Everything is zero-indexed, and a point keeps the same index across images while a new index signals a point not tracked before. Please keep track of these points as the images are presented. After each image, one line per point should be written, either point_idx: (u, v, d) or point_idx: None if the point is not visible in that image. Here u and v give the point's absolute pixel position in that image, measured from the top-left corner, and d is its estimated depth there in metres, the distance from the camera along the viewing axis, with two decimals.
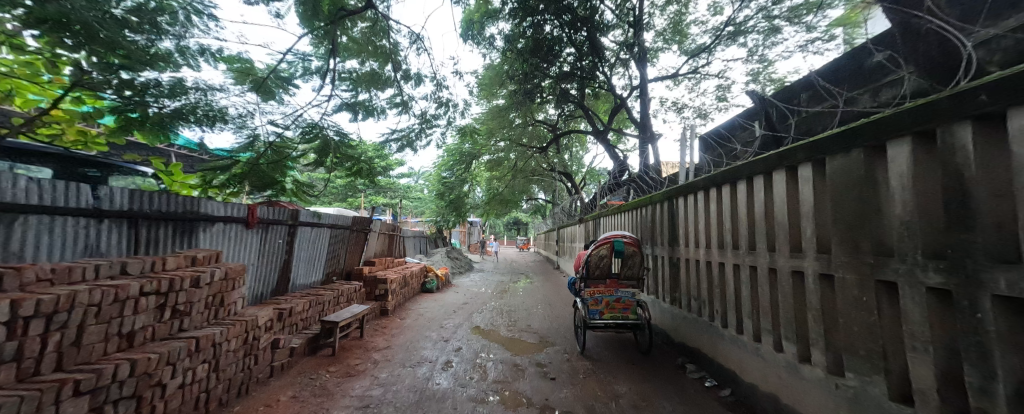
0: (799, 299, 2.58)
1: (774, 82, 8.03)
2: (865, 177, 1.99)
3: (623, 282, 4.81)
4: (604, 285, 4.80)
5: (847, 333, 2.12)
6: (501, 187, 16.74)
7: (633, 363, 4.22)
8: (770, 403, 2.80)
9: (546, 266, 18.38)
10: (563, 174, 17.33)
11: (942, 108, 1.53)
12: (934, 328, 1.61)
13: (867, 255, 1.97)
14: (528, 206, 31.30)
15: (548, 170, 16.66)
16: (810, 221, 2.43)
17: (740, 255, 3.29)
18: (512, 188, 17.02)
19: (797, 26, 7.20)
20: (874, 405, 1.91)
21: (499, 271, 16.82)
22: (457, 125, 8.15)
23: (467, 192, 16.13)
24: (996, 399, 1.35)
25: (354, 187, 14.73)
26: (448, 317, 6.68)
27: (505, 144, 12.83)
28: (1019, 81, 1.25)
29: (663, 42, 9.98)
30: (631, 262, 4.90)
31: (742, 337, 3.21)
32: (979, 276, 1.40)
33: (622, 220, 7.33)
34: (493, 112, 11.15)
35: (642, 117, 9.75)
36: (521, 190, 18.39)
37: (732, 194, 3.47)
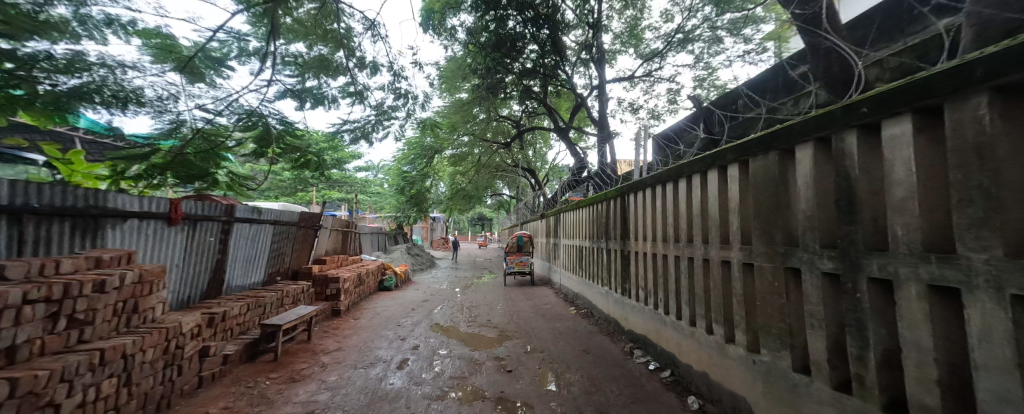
0: (726, 286, 2.87)
1: (717, 88, 8.73)
2: (779, 176, 2.26)
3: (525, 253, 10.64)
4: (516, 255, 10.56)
5: (764, 315, 2.38)
6: (464, 182, 16.55)
7: (586, 351, 4.44)
8: (702, 379, 3.10)
9: None
10: (526, 170, 17.55)
11: (836, 117, 1.77)
12: (826, 307, 1.88)
13: (780, 245, 2.23)
14: (493, 200, 31.31)
15: (512, 166, 16.79)
16: (736, 216, 2.70)
17: (680, 247, 3.57)
18: (476, 184, 16.94)
19: (737, 37, 7.86)
20: (782, 375, 2.19)
21: (463, 267, 16.81)
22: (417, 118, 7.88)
23: (429, 186, 15.78)
24: (869, 364, 1.62)
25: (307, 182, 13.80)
26: (406, 315, 6.53)
27: (468, 139, 12.68)
28: (888, 97, 1.48)
29: (620, 45, 10.40)
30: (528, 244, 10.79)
31: (680, 323, 3.52)
32: (859, 262, 1.65)
33: (580, 215, 7.61)
34: (456, 106, 11.01)
35: (601, 115, 10.12)
36: (485, 186, 18.37)
37: (673, 191, 3.76)
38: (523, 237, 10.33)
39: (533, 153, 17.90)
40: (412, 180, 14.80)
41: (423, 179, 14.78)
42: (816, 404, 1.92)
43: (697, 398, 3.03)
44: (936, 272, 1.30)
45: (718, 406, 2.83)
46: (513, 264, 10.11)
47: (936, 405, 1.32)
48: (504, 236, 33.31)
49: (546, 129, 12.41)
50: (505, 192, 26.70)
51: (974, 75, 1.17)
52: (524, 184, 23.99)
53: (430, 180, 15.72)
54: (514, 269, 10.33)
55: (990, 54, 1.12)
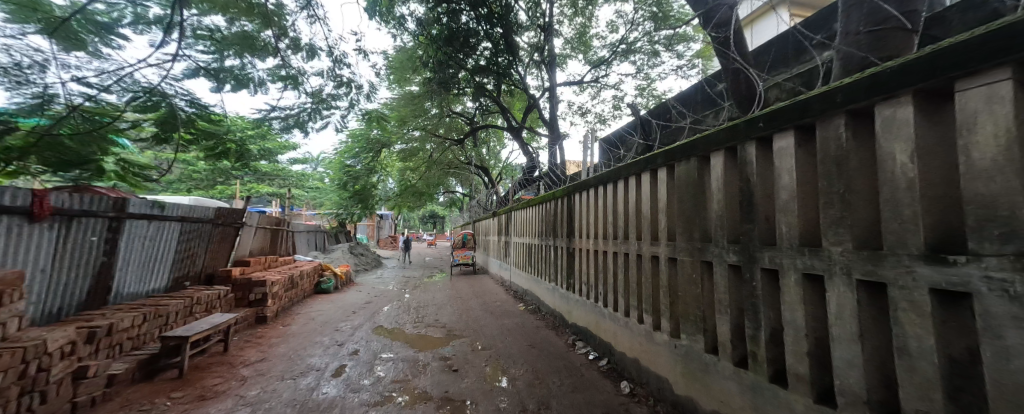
0: (654, 279, 3.14)
1: (654, 98, 9.49)
2: (697, 180, 2.53)
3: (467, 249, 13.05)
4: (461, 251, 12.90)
5: (683, 303, 2.65)
6: (413, 179, 15.90)
7: (532, 346, 4.55)
8: (633, 364, 3.37)
9: None
10: (478, 169, 17.45)
11: (741, 129, 2.03)
12: (731, 295, 2.15)
13: (697, 241, 2.50)
14: (446, 198, 30.67)
15: (465, 163, 16.51)
16: (664, 215, 2.97)
17: (617, 244, 3.84)
18: (426, 181, 16.38)
19: (672, 52, 8.59)
20: (696, 356, 2.46)
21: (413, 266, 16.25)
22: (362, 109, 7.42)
23: (376, 182, 14.62)
24: (760, 341, 1.88)
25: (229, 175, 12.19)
26: (346, 318, 6.11)
27: (419, 133, 12.20)
28: (780, 113, 1.73)
29: (570, 50, 10.78)
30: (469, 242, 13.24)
31: (617, 314, 3.77)
32: (756, 255, 1.92)
33: (531, 213, 7.76)
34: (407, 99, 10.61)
35: (552, 116, 10.40)
36: (437, 183, 17.92)
37: (614, 191, 4.01)
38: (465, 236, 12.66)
39: (487, 152, 17.87)
40: (358, 175, 13.59)
41: (371, 174, 13.64)
42: (722, 379, 2.19)
43: (630, 383, 3.27)
44: (809, 261, 1.56)
45: (646, 388, 3.10)
46: (458, 257, 12.37)
47: (806, 373, 1.59)
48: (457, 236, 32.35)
49: (500, 127, 12.34)
50: (458, 190, 26.24)
51: (839, 101, 1.41)
52: (477, 181, 23.74)
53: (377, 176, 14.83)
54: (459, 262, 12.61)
55: (850, 84, 1.35)
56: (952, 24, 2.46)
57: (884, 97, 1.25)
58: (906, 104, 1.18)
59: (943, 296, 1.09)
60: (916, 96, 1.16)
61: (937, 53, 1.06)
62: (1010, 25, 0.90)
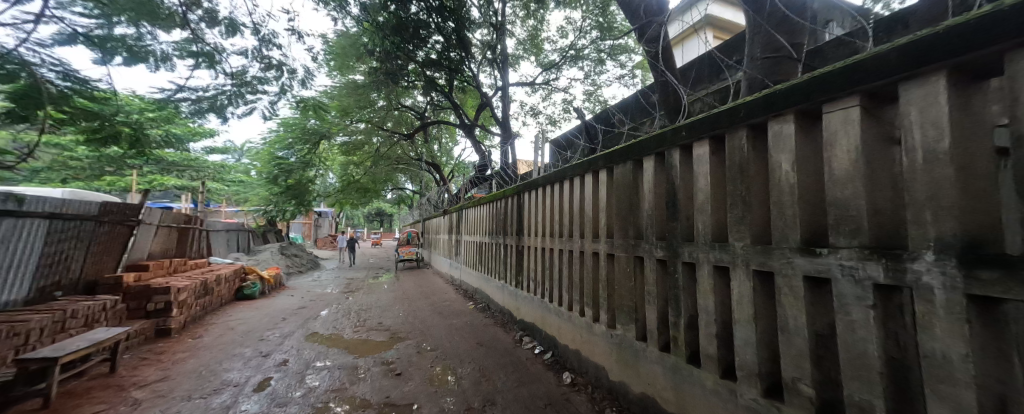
0: (594, 274, 3.32)
1: (600, 104, 10.01)
2: (632, 181, 2.73)
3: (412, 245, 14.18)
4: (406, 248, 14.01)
5: (619, 296, 2.85)
6: (357, 174, 14.90)
7: (480, 344, 4.55)
8: (575, 355, 3.54)
9: None
10: (429, 166, 16.90)
11: (667, 136, 2.24)
12: (658, 286, 2.37)
13: (631, 238, 2.70)
14: (394, 196, 29.30)
15: (415, 160, 15.89)
16: (604, 214, 3.16)
17: (563, 241, 4.00)
18: (374, 177, 15.16)
19: (616, 62, 9.13)
20: (629, 344, 2.66)
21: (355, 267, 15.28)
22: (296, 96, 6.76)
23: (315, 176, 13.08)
24: (681, 327, 2.10)
25: (124, 165, 10.30)
26: (275, 326, 5.53)
27: (364, 126, 11.47)
28: (699, 124, 1.94)
29: (522, 51, 10.92)
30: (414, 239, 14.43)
31: (561, 309, 3.93)
32: (678, 250, 2.13)
33: (481, 212, 7.73)
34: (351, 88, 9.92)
35: (504, 115, 10.44)
36: (384, 180, 17.02)
37: (560, 191, 4.17)
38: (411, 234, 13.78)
39: (438, 148, 17.40)
40: (292, 169, 11.99)
41: (309, 168, 12.34)
42: (649, 363, 2.40)
43: (571, 374, 3.44)
44: (718, 255, 1.78)
45: (585, 377, 3.29)
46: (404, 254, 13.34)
47: (714, 352, 1.81)
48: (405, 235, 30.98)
49: (452, 124, 11.98)
50: (406, 187, 25.10)
51: (741, 116, 1.63)
52: (428, 179, 23.03)
53: (316, 170, 13.45)
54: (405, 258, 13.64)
55: (749, 101, 1.57)
56: (828, 57, 2.98)
57: (774, 115, 1.47)
58: (789, 121, 1.40)
59: (812, 282, 1.33)
60: (796, 115, 1.38)
61: (813, 80, 1.28)
62: (867, 61, 1.12)
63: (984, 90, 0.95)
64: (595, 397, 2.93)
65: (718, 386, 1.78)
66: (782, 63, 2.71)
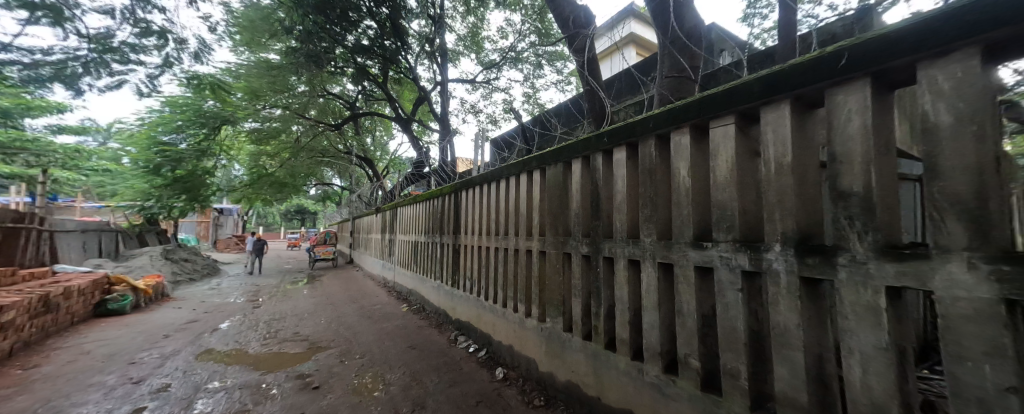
0: (527, 271, 3.42)
1: (538, 107, 10.30)
2: (562, 182, 2.89)
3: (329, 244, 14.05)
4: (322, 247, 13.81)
5: (549, 291, 2.99)
6: (271, 167, 13.12)
7: (412, 347, 4.38)
8: (507, 351, 3.62)
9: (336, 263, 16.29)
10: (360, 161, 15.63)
11: (592, 141, 2.42)
12: (582, 280, 2.54)
13: (561, 235, 2.85)
14: (319, 192, 26.55)
15: (344, 153, 14.60)
16: (537, 213, 3.27)
17: (498, 240, 4.04)
18: (292, 171, 13.62)
19: (553, 67, 9.49)
20: (557, 337, 2.80)
21: (268, 271, 13.50)
22: (189, 71, 5.68)
23: (216, 167, 11.03)
24: (600, 316, 2.29)
25: None
26: (155, 345, 4.60)
27: (280, 113, 10.14)
28: (617, 132, 2.14)
29: (462, 47, 10.71)
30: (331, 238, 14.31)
31: (496, 306, 3.98)
32: (600, 246, 2.32)
33: (417, 210, 7.41)
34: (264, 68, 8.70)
35: (443, 111, 10.13)
36: (306, 174, 15.31)
37: (497, 189, 4.20)
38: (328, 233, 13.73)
39: (371, 142, 16.20)
40: (182, 158, 9.74)
41: (208, 158, 10.38)
42: (574, 352, 2.57)
43: (503, 369, 3.51)
44: (631, 250, 1.99)
45: (516, 371, 3.39)
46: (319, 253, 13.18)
47: (627, 337, 2.01)
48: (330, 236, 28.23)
49: (386, 116, 11.22)
50: (334, 183, 22.87)
51: (650, 127, 1.84)
52: (359, 173, 21.37)
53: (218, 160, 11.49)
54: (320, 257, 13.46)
55: (658, 114, 1.77)
56: (721, 81, 3.52)
57: (675, 127, 1.68)
58: (686, 133, 1.62)
59: (700, 272, 1.56)
60: (691, 129, 1.61)
61: (703, 99, 1.50)
62: (741, 86, 1.35)
63: (815, 117, 1.22)
64: (525, 389, 3.04)
65: (629, 367, 1.98)
66: (684, 83, 3.12)
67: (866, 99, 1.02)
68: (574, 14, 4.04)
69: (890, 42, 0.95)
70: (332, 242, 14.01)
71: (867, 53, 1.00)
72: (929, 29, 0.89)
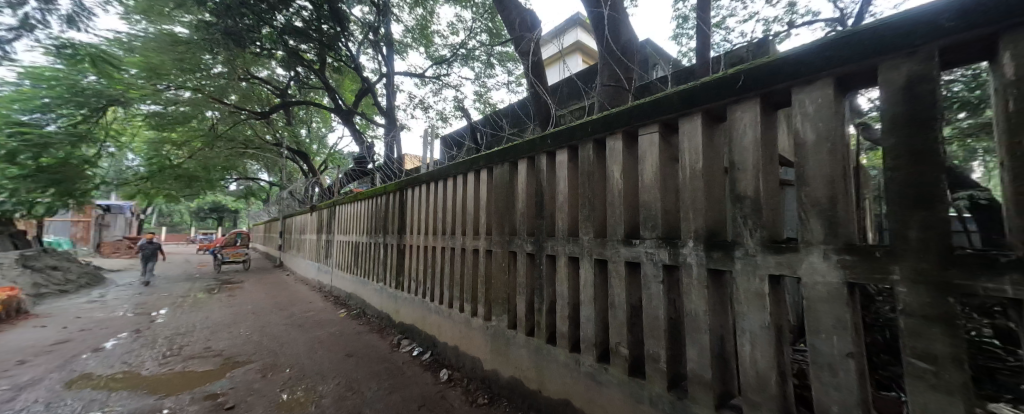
0: (474, 270, 3.40)
1: (488, 106, 10.25)
2: (508, 182, 2.92)
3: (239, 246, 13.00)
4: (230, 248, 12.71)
5: (495, 289, 3.00)
6: (179, 157, 11.29)
7: (349, 355, 4.10)
8: (453, 351, 3.56)
9: (262, 266, 14.62)
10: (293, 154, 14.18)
11: (536, 143, 2.49)
12: (525, 277, 2.60)
13: (507, 234, 2.88)
14: (241, 188, 23.52)
15: (272, 145, 13.11)
16: (483, 211, 3.26)
17: (445, 240, 3.94)
18: (205, 163, 11.86)
19: (504, 68, 9.51)
20: (501, 335, 2.83)
21: (172, 278, 11.62)
22: (59, 37, 4.63)
23: (101, 156, 9.16)
24: (542, 312, 2.38)
25: None
26: (7, 375, 3.69)
27: (189, 96, 8.75)
28: (560, 135, 2.22)
29: (410, 40, 10.24)
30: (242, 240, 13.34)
31: (442, 307, 3.89)
32: (543, 244, 2.39)
33: (358, 208, 6.93)
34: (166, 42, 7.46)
35: (388, 105, 9.59)
36: (224, 167, 13.46)
37: (444, 188, 4.10)
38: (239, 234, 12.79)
39: (306, 133, 14.78)
40: (50, 143, 7.70)
41: (88, 144, 8.48)
42: (517, 349, 2.62)
43: (448, 370, 3.46)
44: (571, 247, 2.09)
45: (461, 372, 3.36)
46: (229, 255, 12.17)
47: (566, 331, 2.11)
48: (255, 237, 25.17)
49: (323, 107, 10.31)
50: (260, 177, 20.42)
51: (588, 132, 1.95)
52: (291, 167, 19.41)
53: (104, 147, 9.57)
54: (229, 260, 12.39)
55: (595, 119, 1.88)
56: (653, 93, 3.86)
57: (610, 133, 1.81)
58: (619, 139, 1.75)
59: (629, 266, 1.70)
60: (623, 135, 1.74)
61: (633, 108, 1.63)
62: (664, 98, 1.49)
63: (721, 130, 1.41)
64: (469, 389, 3.03)
65: (568, 359, 2.08)
66: (618, 93, 3.40)
67: (758, 116, 1.20)
68: (520, 17, 4.10)
69: (776, 69, 1.14)
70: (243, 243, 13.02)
71: (758, 77, 1.18)
72: (803, 61, 1.08)
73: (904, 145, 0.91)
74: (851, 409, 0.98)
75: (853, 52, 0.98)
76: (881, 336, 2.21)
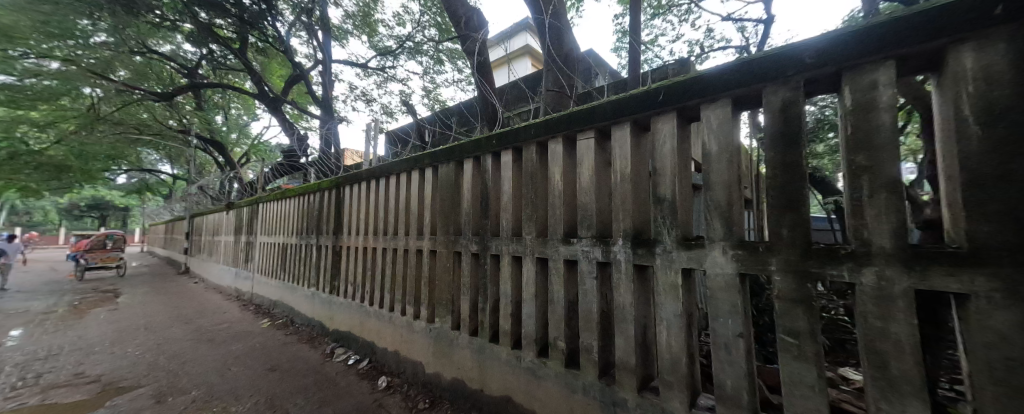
0: (417, 271, 3.28)
1: (437, 103, 9.96)
2: (454, 181, 2.87)
3: (111, 249, 11.29)
4: (99, 251, 11.00)
5: (439, 290, 2.93)
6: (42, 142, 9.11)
7: (272, 369, 3.69)
8: (393, 356, 3.41)
9: (161, 272, 12.53)
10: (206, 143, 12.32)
11: (482, 143, 2.49)
12: (469, 277, 2.58)
13: (452, 234, 2.84)
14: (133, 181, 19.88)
15: (176, 132, 11.26)
16: (428, 211, 3.16)
17: (387, 240, 3.74)
18: (82, 151, 9.76)
19: (454, 65, 9.32)
20: (445, 336, 2.78)
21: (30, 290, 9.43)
22: None
23: None
24: (486, 312, 2.38)
25: None
26: None
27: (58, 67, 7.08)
28: (505, 136, 2.24)
29: (351, 26, 9.53)
30: (118, 242, 11.68)
31: (381, 311, 3.69)
32: (488, 243, 2.40)
33: (286, 206, 6.28)
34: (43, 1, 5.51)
35: (324, 95, 8.81)
36: (109, 156, 11.24)
37: (386, 186, 3.89)
38: (112, 235, 11.15)
39: (222, 120, 12.96)
40: None
41: None
42: (460, 349, 2.59)
43: (387, 377, 3.30)
44: (514, 247, 2.13)
45: (401, 378, 3.23)
46: (97, 259, 10.58)
47: (507, 328, 2.15)
48: (152, 239, 21.44)
49: (244, 92, 9.12)
50: (160, 169, 17.45)
51: (531, 134, 2.00)
52: (203, 159, 16.89)
53: None
54: (96, 265, 10.76)
55: (539, 122, 1.93)
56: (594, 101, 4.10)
57: (551, 136, 1.88)
58: (559, 143, 1.83)
59: (568, 264, 1.79)
60: (563, 138, 1.82)
61: (573, 114, 1.72)
62: (600, 106, 1.59)
63: (647, 139, 1.55)
64: (409, 395, 2.92)
65: (509, 356, 2.12)
66: (561, 98, 3.57)
67: (676, 127, 1.35)
68: (466, 15, 4.06)
69: (692, 87, 1.28)
70: (117, 246, 11.36)
71: (678, 93, 1.32)
72: (712, 82, 1.24)
73: (781, 159, 1.11)
74: (741, 381, 1.15)
75: (749, 78, 1.15)
76: (764, 321, 2.61)
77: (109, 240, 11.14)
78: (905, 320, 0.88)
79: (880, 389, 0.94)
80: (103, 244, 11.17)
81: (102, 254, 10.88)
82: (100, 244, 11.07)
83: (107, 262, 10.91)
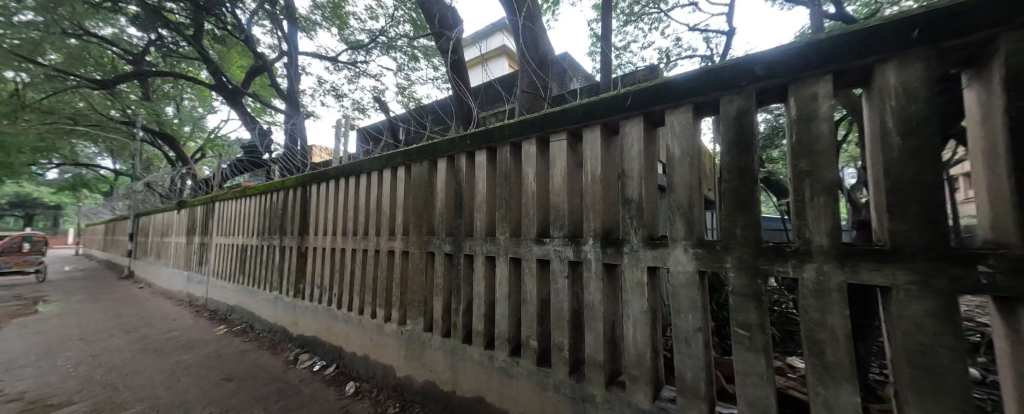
0: (388, 273, 3.19)
1: (412, 101, 9.73)
2: (428, 180, 2.82)
3: (29, 252, 10.09)
4: (15, 254, 9.80)
5: (411, 292, 2.87)
6: None
7: (228, 378, 3.46)
8: (361, 361, 3.30)
9: (98, 277, 11.38)
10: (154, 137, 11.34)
11: (456, 142, 2.47)
12: (442, 278, 2.55)
13: (425, 234, 2.79)
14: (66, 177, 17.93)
15: (118, 124, 10.28)
16: (400, 211, 3.09)
17: (357, 241, 3.61)
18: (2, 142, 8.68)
19: (429, 63, 9.14)
20: (416, 338, 2.72)
21: None
22: None
23: None
24: (459, 313, 2.36)
25: None
26: None
27: None
28: (479, 136, 2.23)
29: (320, 17, 9.10)
30: (37, 244, 10.47)
31: (350, 314, 3.55)
32: (462, 243, 2.38)
33: (246, 205, 5.90)
34: None
35: (290, 88, 8.36)
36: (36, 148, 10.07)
37: (356, 185, 3.75)
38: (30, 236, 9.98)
39: (173, 112, 11.96)
40: None
41: None
42: (433, 351, 2.55)
43: (355, 382, 3.18)
44: (488, 246, 2.13)
45: (370, 383, 3.12)
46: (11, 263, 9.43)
47: (480, 328, 2.14)
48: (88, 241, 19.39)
49: (199, 82, 8.47)
50: (98, 163, 15.85)
51: (505, 135, 2.01)
52: (150, 154, 15.52)
53: None
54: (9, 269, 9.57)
55: (513, 123, 1.94)
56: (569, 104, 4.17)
57: (525, 137, 1.90)
58: (533, 144, 1.85)
59: (540, 264, 1.81)
60: (537, 140, 1.85)
61: (546, 115, 1.74)
62: (571, 109, 1.62)
63: (616, 142, 1.60)
64: (379, 400, 2.83)
65: (482, 356, 2.12)
66: (536, 100, 3.60)
67: (643, 132, 1.41)
68: (441, 12, 4.00)
69: (658, 94, 1.34)
70: (36, 249, 10.18)
71: (644, 98, 1.38)
72: (675, 89, 1.30)
73: (736, 163, 1.18)
74: (699, 372, 1.22)
75: (708, 87, 1.22)
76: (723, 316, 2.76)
77: (26, 242, 9.97)
78: (840, 311, 0.97)
79: (819, 376, 1.03)
80: (19, 247, 9.96)
81: (18, 257, 9.70)
82: (15, 247, 9.86)
83: (23, 267, 9.74)
